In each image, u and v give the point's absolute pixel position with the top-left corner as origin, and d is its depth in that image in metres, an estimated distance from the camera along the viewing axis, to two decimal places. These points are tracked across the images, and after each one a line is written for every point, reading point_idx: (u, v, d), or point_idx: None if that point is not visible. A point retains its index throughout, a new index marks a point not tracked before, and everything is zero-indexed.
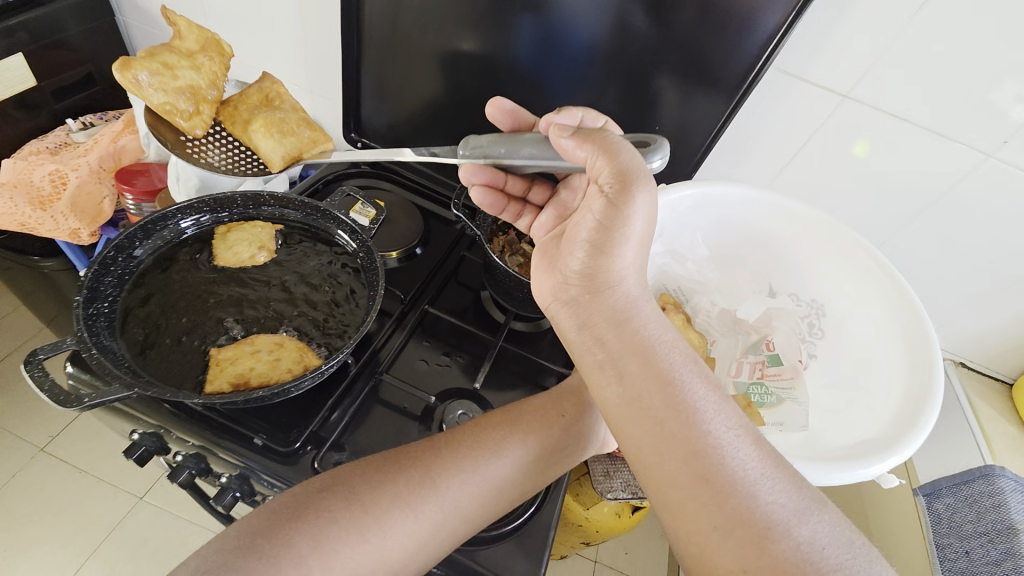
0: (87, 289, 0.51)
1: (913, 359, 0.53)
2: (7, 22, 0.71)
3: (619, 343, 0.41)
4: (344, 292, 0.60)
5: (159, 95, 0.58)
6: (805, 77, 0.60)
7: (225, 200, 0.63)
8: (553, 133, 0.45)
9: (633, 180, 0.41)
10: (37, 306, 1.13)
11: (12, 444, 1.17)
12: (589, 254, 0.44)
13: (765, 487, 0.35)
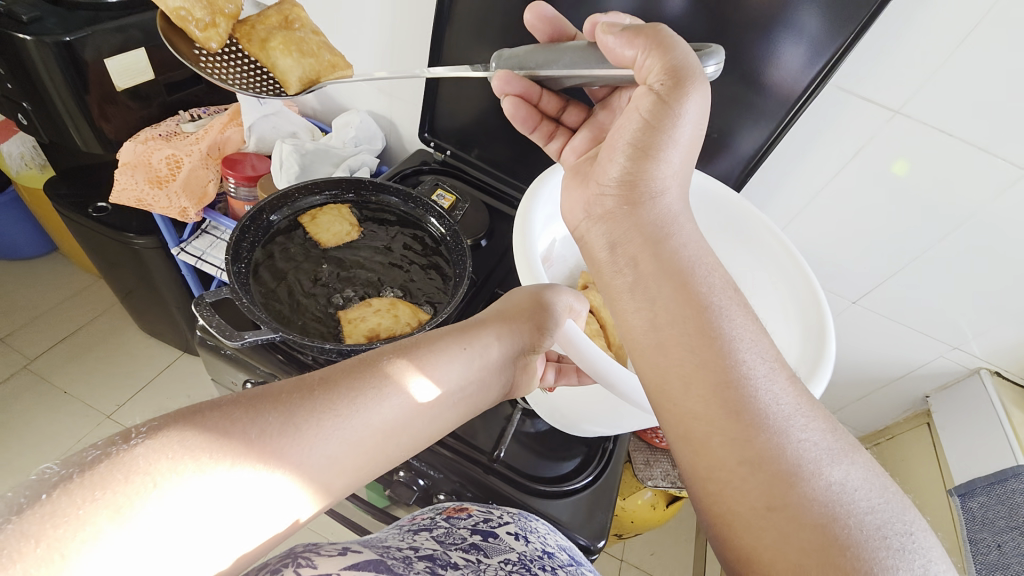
0: (231, 252, 0.59)
1: (807, 320, 0.59)
2: (138, 20, 0.81)
3: (655, 264, 0.40)
4: (437, 269, 0.67)
5: (177, 1, 0.55)
6: (858, 92, 0.66)
7: (334, 183, 0.70)
8: (600, 32, 0.45)
9: (688, 77, 0.42)
10: (117, 281, 1.23)
11: (82, 410, 1.26)
12: (628, 162, 0.43)
13: (796, 426, 0.34)
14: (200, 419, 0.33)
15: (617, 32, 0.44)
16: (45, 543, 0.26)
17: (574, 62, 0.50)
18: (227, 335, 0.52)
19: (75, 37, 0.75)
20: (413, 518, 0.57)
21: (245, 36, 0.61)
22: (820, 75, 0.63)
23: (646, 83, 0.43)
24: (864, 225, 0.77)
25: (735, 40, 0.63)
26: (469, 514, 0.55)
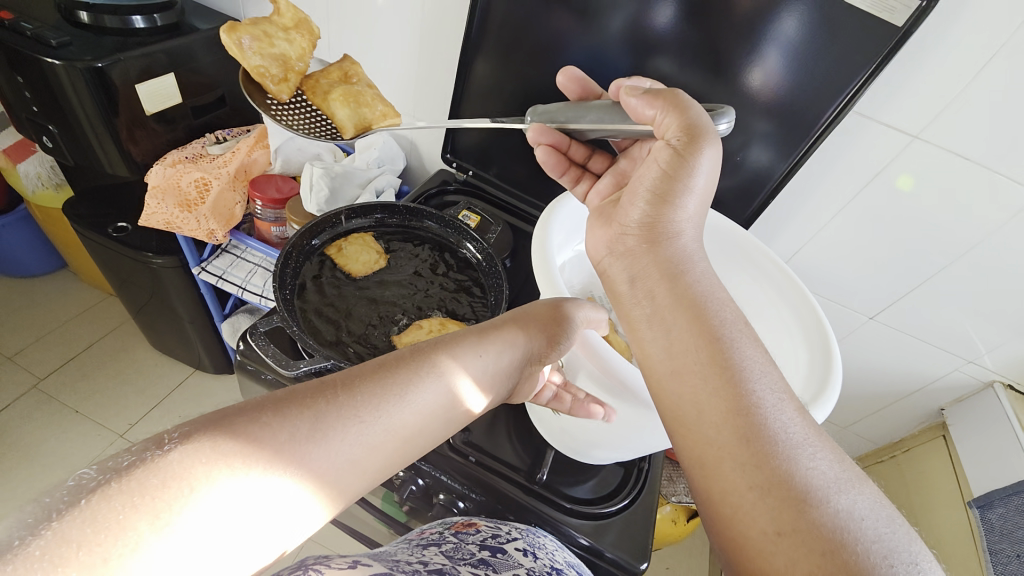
0: (277, 279, 0.60)
1: (813, 340, 0.54)
2: (168, 46, 0.83)
3: (670, 297, 0.41)
4: (476, 292, 0.69)
5: (256, 59, 0.59)
6: (877, 118, 0.68)
7: (370, 208, 0.73)
8: (623, 93, 0.48)
9: (701, 134, 0.43)
10: (130, 298, 1.23)
11: (93, 430, 1.24)
12: (647, 206, 0.44)
13: (805, 453, 0.33)
14: (229, 425, 0.31)
15: (639, 94, 0.47)
16: (89, 557, 0.25)
17: (600, 117, 0.52)
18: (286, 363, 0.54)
19: (107, 63, 0.76)
20: (420, 533, 0.56)
21: (312, 89, 0.65)
22: (841, 104, 0.65)
23: (664, 137, 0.45)
24: (881, 243, 0.79)
25: (758, 69, 0.66)
26: (478, 529, 0.55)
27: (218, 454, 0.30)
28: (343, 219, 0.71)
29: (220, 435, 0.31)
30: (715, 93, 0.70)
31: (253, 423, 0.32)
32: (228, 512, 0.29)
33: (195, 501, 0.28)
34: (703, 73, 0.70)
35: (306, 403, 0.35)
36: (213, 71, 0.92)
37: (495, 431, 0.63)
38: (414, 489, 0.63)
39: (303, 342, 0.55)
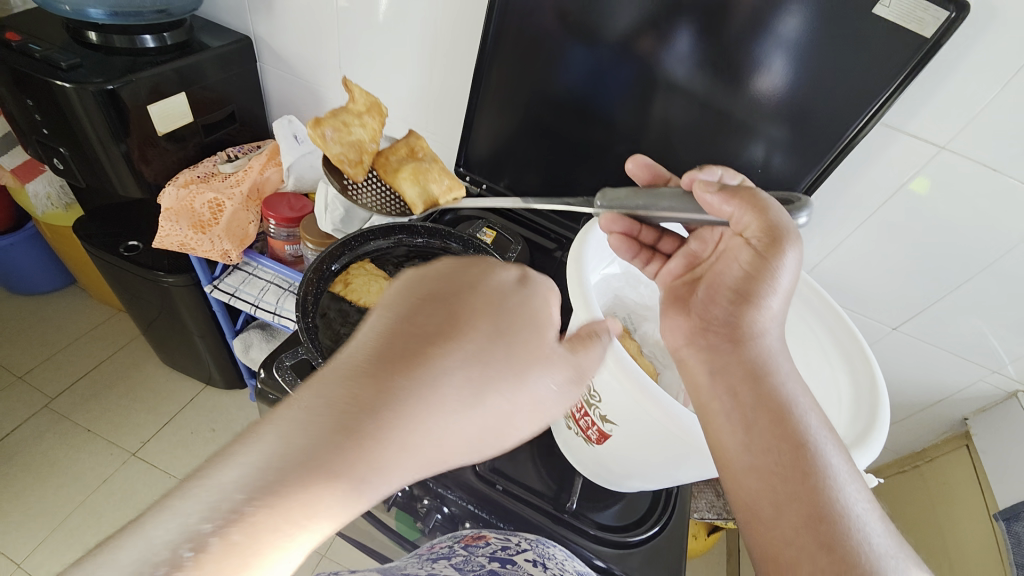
0: (300, 308, 0.61)
1: (857, 368, 0.49)
2: (179, 66, 0.82)
3: (755, 398, 0.39)
4: None
5: (337, 148, 0.63)
6: (905, 129, 0.67)
7: (388, 231, 0.73)
8: (698, 187, 0.46)
9: (783, 236, 0.42)
10: (141, 315, 1.22)
11: (104, 448, 1.23)
12: (732, 306, 0.43)
13: (890, 566, 0.32)
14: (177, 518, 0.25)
15: (716, 189, 0.45)
16: None
17: (673, 207, 0.48)
18: None
19: (118, 85, 0.75)
20: (429, 548, 0.55)
21: (383, 167, 0.69)
22: (868, 116, 0.63)
23: (743, 236, 0.44)
24: (905, 253, 0.77)
25: (777, 80, 0.65)
26: (487, 542, 0.53)
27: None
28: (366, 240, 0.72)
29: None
30: (736, 106, 0.69)
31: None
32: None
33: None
34: (723, 87, 0.69)
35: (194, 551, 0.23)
36: (224, 89, 0.91)
37: (521, 455, 0.63)
38: (439, 518, 0.62)
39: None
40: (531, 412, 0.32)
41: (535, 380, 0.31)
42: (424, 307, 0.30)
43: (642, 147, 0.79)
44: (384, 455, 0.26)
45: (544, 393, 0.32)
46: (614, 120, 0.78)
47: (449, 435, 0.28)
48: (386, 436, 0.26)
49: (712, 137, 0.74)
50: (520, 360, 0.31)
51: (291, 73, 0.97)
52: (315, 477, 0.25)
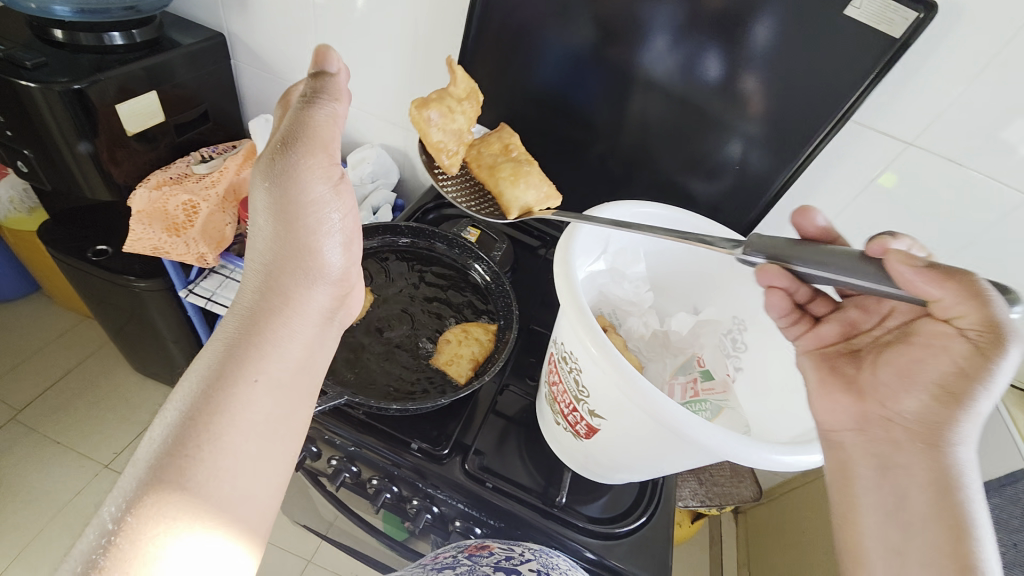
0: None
1: (842, 376, 0.46)
2: (148, 64, 0.79)
3: (924, 506, 0.36)
4: (485, 313, 0.71)
5: (437, 135, 0.63)
6: (875, 126, 0.70)
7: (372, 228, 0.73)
8: (892, 256, 0.37)
9: (1011, 334, 0.34)
10: (113, 322, 1.18)
11: (76, 460, 1.19)
12: (928, 401, 0.38)
13: None
14: (178, 470, 0.36)
15: (920, 266, 0.36)
16: None
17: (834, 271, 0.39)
18: None
19: (85, 84, 0.72)
20: (436, 557, 0.60)
21: (476, 161, 0.68)
22: (839, 116, 0.65)
23: (955, 328, 0.37)
24: None
25: (752, 79, 0.67)
26: (491, 551, 0.55)
27: (162, 495, 0.35)
28: None
29: (158, 450, 0.37)
30: (713, 104, 0.71)
31: (145, 443, 0.37)
32: (204, 491, 0.37)
33: (179, 497, 0.36)
34: (701, 86, 0.70)
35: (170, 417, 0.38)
36: (196, 87, 0.89)
37: (510, 450, 0.63)
38: (428, 518, 0.62)
39: None
40: (329, 117, 0.45)
41: (315, 171, 0.45)
42: (263, 202, 0.45)
43: (623, 145, 0.80)
44: (274, 322, 0.44)
45: (320, 118, 0.45)
46: (595, 118, 0.79)
47: (300, 301, 0.46)
48: (244, 353, 0.42)
49: (691, 133, 0.75)
50: (307, 198, 0.46)
51: (266, 71, 0.95)
52: (226, 362, 0.41)
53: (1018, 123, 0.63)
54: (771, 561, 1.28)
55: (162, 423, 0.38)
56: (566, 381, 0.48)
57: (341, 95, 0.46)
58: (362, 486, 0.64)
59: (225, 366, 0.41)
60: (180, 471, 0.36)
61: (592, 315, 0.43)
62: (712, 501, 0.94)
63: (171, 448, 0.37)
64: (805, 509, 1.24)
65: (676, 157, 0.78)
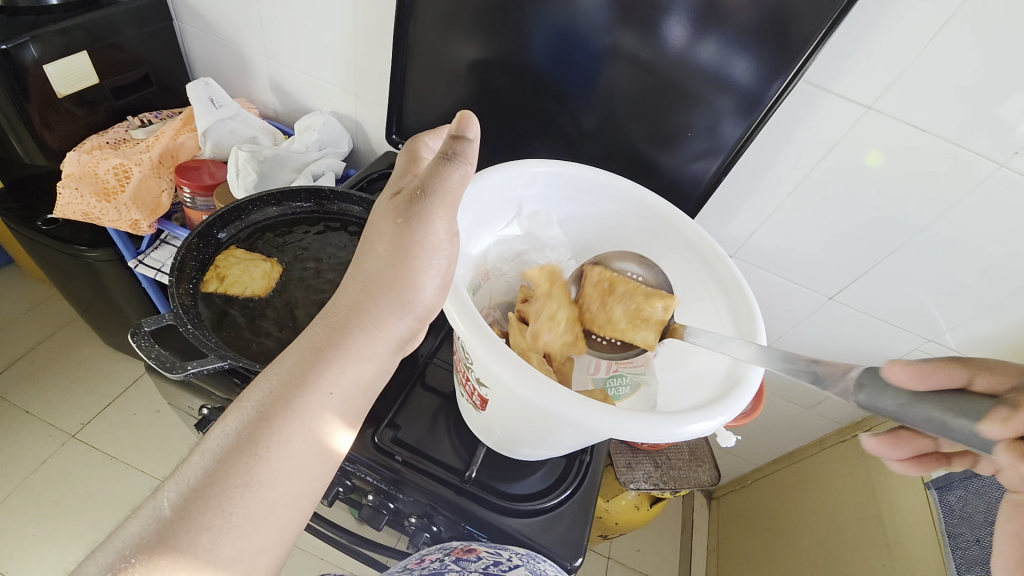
0: (174, 272, 0.60)
1: (743, 332, 0.46)
2: (79, 23, 0.76)
3: None
4: None
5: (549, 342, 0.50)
6: (832, 89, 0.64)
7: (288, 193, 0.73)
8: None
9: None
10: (75, 294, 1.18)
11: (43, 431, 1.20)
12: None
13: None
14: (211, 492, 0.36)
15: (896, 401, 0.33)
16: None
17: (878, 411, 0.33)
18: (167, 366, 0.52)
19: (12, 44, 0.69)
20: (419, 561, 0.56)
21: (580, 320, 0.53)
22: (793, 74, 0.61)
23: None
24: (836, 220, 0.76)
25: (700, 36, 0.62)
26: (479, 556, 0.54)
27: (195, 519, 0.35)
28: (255, 207, 0.71)
29: (225, 444, 0.38)
30: (678, 69, 0.66)
31: (215, 435, 0.39)
32: (260, 494, 0.38)
33: (239, 494, 0.37)
34: (656, 47, 0.65)
35: (245, 414, 0.39)
36: (137, 49, 0.86)
37: (423, 422, 0.61)
38: (341, 492, 0.61)
39: (200, 344, 0.54)
40: (459, 177, 0.46)
41: (437, 217, 0.45)
42: (380, 233, 0.45)
43: (579, 116, 0.76)
44: (357, 341, 0.44)
45: (453, 178, 0.45)
46: (545, 83, 0.75)
47: (383, 327, 0.45)
48: (309, 378, 0.41)
49: (641, 98, 0.70)
50: (422, 244, 0.45)
51: (212, 33, 0.91)
52: (309, 370, 0.42)
53: (1018, 100, 0.57)
54: (739, 547, 1.26)
55: (217, 439, 0.38)
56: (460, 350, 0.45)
57: (473, 158, 0.47)
58: None
59: (305, 377, 0.41)
60: (245, 470, 0.38)
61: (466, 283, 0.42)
62: (666, 484, 0.92)
63: (239, 446, 0.38)
64: (775, 496, 1.21)
65: (646, 129, 0.73)
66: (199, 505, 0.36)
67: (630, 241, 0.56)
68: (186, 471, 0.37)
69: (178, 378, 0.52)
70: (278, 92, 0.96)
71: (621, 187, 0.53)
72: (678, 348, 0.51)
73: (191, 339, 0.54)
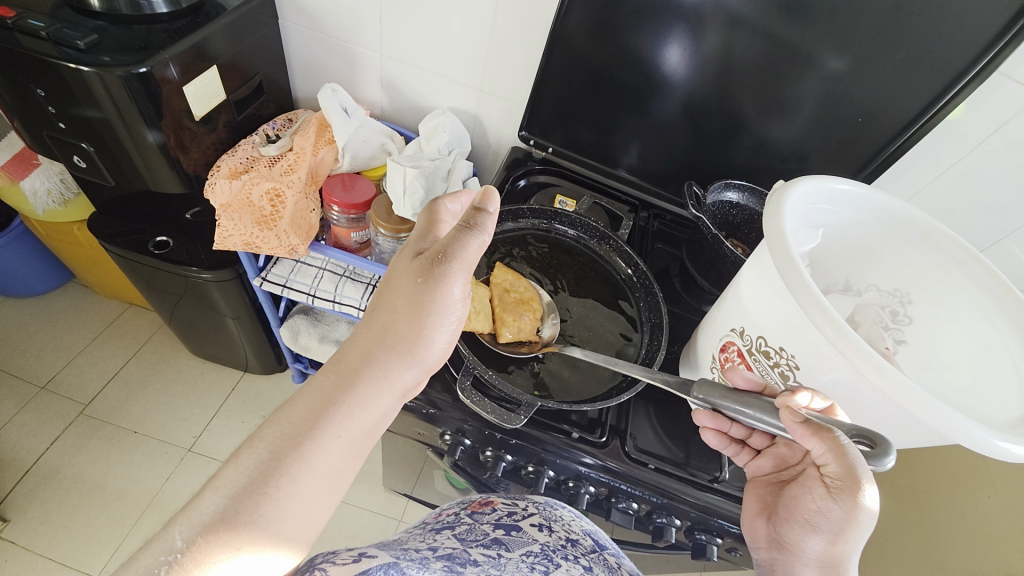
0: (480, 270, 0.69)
1: None
2: (197, 38, 0.70)
3: None
4: (622, 298, 0.72)
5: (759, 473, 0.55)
6: (1013, 74, 0.64)
7: (516, 211, 0.76)
8: None
9: None
10: (172, 318, 1.15)
11: (158, 448, 1.20)
12: None
13: None
14: (232, 533, 0.34)
15: (800, 422, 0.41)
16: None
17: (752, 413, 0.46)
18: (506, 418, 0.57)
19: (149, 66, 0.64)
20: (437, 516, 0.59)
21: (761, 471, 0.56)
22: (990, 55, 0.61)
23: None
24: (997, 200, 0.75)
25: (886, 19, 0.62)
26: (494, 509, 0.56)
27: (214, 550, 0.33)
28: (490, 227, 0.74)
29: (239, 483, 0.36)
30: (803, 34, 0.66)
31: (231, 472, 0.37)
32: (267, 530, 0.36)
33: (247, 532, 0.35)
34: (840, 36, 0.64)
35: (260, 452, 0.38)
36: (247, 56, 0.80)
37: (656, 431, 0.65)
38: (588, 497, 0.63)
39: (507, 391, 0.58)
40: (478, 248, 0.45)
41: (455, 282, 0.45)
42: (398, 293, 0.45)
43: (693, 94, 0.75)
44: (366, 390, 0.43)
45: (471, 248, 0.44)
46: (706, 76, 0.73)
47: (390, 379, 0.44)
48: (330, 414, 0.40)
49: (811, 86, 0.70)
50: (434, 303, 0.44)
51: (319, 30, 0.84)
52: (321, 414, 0.40)
53: None
54: None
55: (250, 466, 0.37)
56: (763, 374, 0.49)
57: (491, 233, 0.46)
58: (516, 472, 0.65)
59: (318, 418, 0.40)
60: (255, 506, 0.36)
61: (824, 297, 0.42)
62: None
63: (252, 484, 0.36)
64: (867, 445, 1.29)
65: (759, 101, 0.73)
66: (209, 544, 0.33)
67: (863, 246, 0.57)
68: (200, 509, 0.35)
69: (518, 426, 0.57)
70: (389, 89, 0.91)
71: (880, 199, 0.53)
72: (930, 348, 0.53)
73: (498, 387, 0.58)
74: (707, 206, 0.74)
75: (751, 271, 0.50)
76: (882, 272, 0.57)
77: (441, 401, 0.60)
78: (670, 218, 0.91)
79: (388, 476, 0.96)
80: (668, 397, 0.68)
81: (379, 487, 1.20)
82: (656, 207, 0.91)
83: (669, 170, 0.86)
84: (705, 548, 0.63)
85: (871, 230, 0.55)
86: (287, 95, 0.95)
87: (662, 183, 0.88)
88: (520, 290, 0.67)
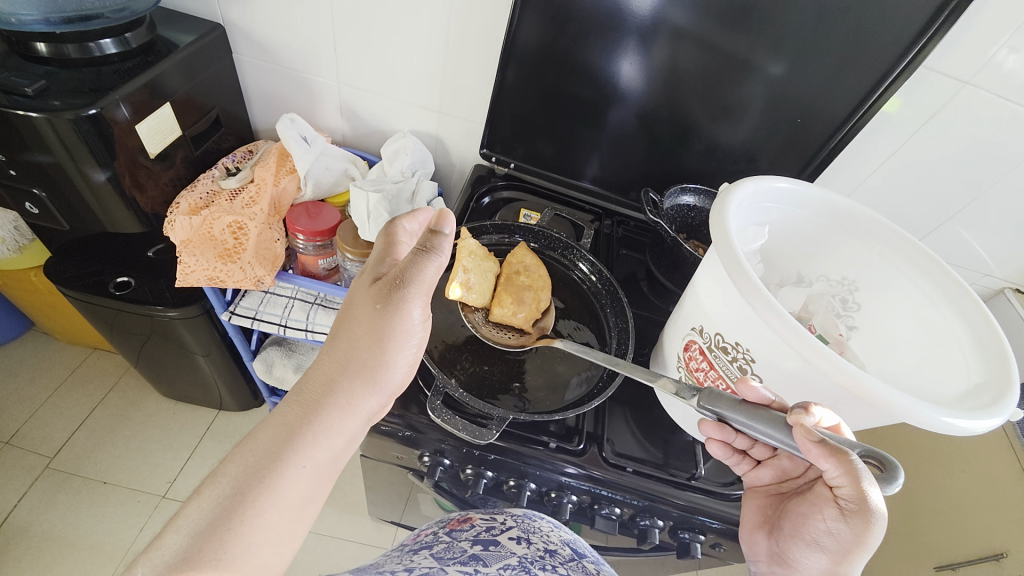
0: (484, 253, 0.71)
1: (972, 317, 0.48)
2: (149, 76, 0.70)
3: None
4: (589, 305, 0.73)
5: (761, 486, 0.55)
6: (937, 68, 0.68)
7: (481, 229, 0.77)
8: None
9: None
10: (139, 361, 1.11)
11: (132, 497, 1.15)
12: None
13: None
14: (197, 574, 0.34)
15: (814, 441, 0.40)
16: None
17: (761, 428, 0.43)
18: (479, 434, 0.57)
19: (100, 108, 0.63)
20: (416, 537, 0.58)
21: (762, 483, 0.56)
22: (913, 53, 0.66)
23: None
24: (935, 185, 0.79)
25: (813, 24, 0.66)
26: (472, 526, 0.55)
27: None
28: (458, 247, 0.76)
29: (202, 521, 0.36)
30: (740, 43, 0.69)
31: (193, 510, 0.36)
32: (233, 565, 0.35)
33: (211, 570, 0.34)
34: (775, 41, 0.68)
35: (223, 489, 0.37)
36: (202, 92, 0.80)
37: (632, 434, 0.66)
38: (571, 506, 0.63)
39: (479, 407, 0.58)
40: (435, 271, 0.46)
41: (413, 306, 0.45)
42: (357, 320, 0.45)
43: (645, 104, 0.78)
44: (330, 417, 0.42)
45: (428, 272, 0.45)
46: (654, 86, 0.76)
47: (354, 406, 0.44)
48: (294, 444, 0.40)
49: (752, 89, 0.74)
50: (395, 328, 0.45)
51: (275, 62, 0.85)
52: (283, 445, 0.40)
53: None
54: None
55: (213, 505, 0.36)
56: (723, 369, 0.51)
57: (449, 254, 0.47)
58: (499, 488, 0.65)
59: (280, 450, 0.39)
60: (219, 544, 0.35)
61: (772, 295, 0.44)
62: None
63: (215, 521, 0.36)
64: None
65: (707, 106, 0.77)
66: None
67: (810, 239, 0.60)
68: (161, 549, 0.34)
69: (491, 440, 0.58)
70: (349, 115, 0.92)
71: (818, 194, 0.56)
72: (879, 332, 0.56)
73: (472, 403, 0.59)
74: (665, 211, 0.76)
75: (704, 272, 0.52)
76: (829, 261, 0.59)
77: (416, 421, 0.59)
78: (633, 225, 0.93)
79: (372, 504, 0.95)
80: (642, 399, 0.70)
81: (366, 516, 1.17)
82: (619, 215, 0.94)
83: (629, 178, 0.89)
84: (689, 546, 0.64)
85: (814, 224, 0.58)
86: (246, 127, 0.95)
87: (623, 191, 0.90)
88: (531, 278, 0.70)
